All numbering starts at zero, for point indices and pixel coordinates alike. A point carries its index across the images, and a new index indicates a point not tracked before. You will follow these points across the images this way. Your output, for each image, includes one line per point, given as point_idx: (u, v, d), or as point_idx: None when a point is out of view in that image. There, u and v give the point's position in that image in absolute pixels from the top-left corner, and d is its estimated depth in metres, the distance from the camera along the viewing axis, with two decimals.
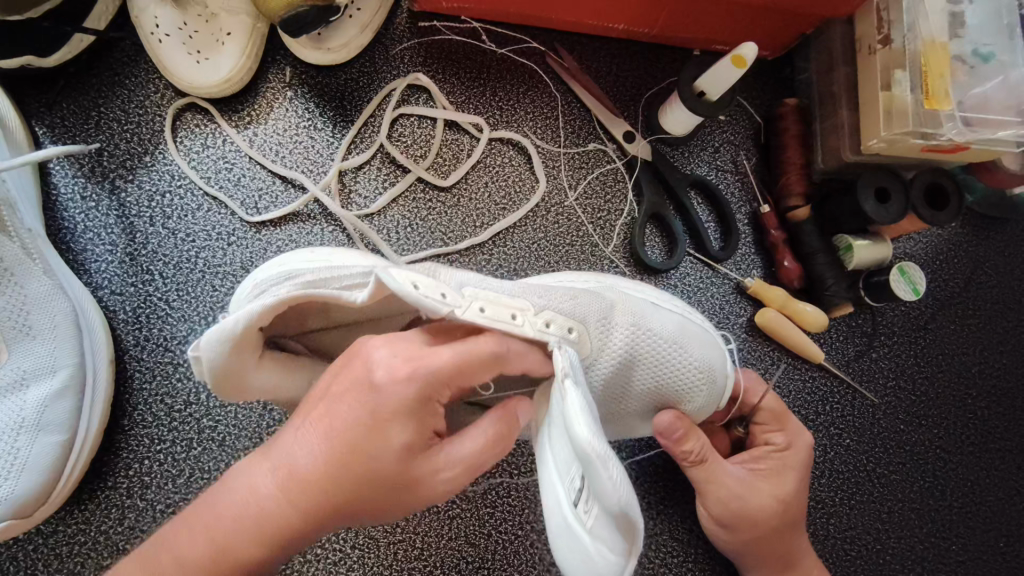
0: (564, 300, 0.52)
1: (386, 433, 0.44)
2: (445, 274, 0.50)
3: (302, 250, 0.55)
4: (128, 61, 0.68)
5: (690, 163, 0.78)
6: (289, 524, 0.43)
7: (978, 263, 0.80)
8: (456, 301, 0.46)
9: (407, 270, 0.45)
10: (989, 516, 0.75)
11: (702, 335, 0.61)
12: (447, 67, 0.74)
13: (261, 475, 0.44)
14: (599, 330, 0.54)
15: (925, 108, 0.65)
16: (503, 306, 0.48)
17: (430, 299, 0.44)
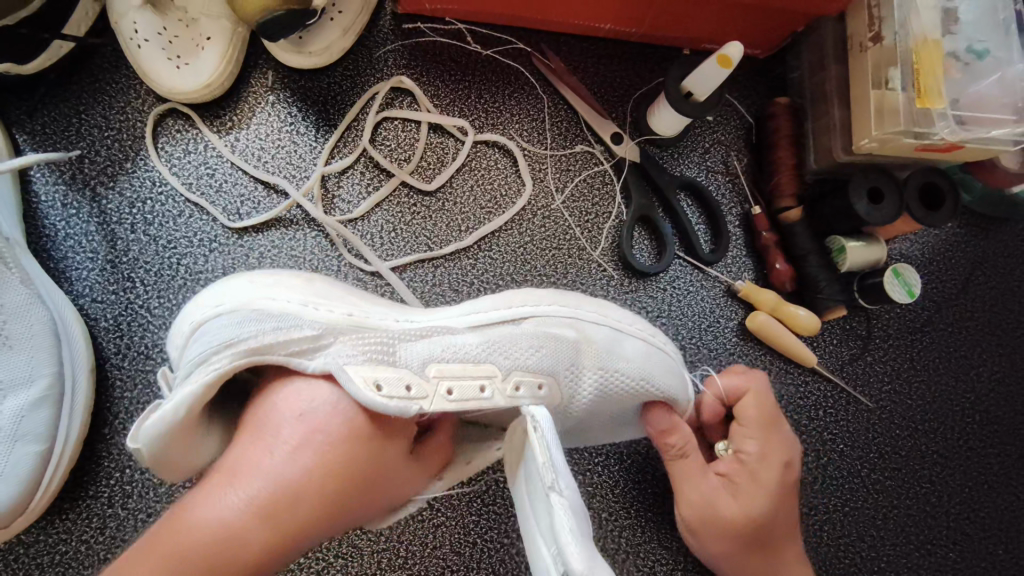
0: (528, 355, 0.54)
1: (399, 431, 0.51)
2: (403, 350, 0.51)
3: (244, 274, 0.53)
4: (110, 67, 0.67)
5: (679, 164, 0.76)
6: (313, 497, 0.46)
7: (976, 264, 0.78)
8: (421, 395, 0.49)
9: (367, 364, 0.49)
10: (989, 523, 0.74)
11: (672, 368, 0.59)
12: (432, 69, 0.73)
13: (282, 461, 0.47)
14: (569, 380, 0.56)
15: (918, 107, 0.63)
16: (468, 382, 0.51)
17: (395, 401, 0.48)
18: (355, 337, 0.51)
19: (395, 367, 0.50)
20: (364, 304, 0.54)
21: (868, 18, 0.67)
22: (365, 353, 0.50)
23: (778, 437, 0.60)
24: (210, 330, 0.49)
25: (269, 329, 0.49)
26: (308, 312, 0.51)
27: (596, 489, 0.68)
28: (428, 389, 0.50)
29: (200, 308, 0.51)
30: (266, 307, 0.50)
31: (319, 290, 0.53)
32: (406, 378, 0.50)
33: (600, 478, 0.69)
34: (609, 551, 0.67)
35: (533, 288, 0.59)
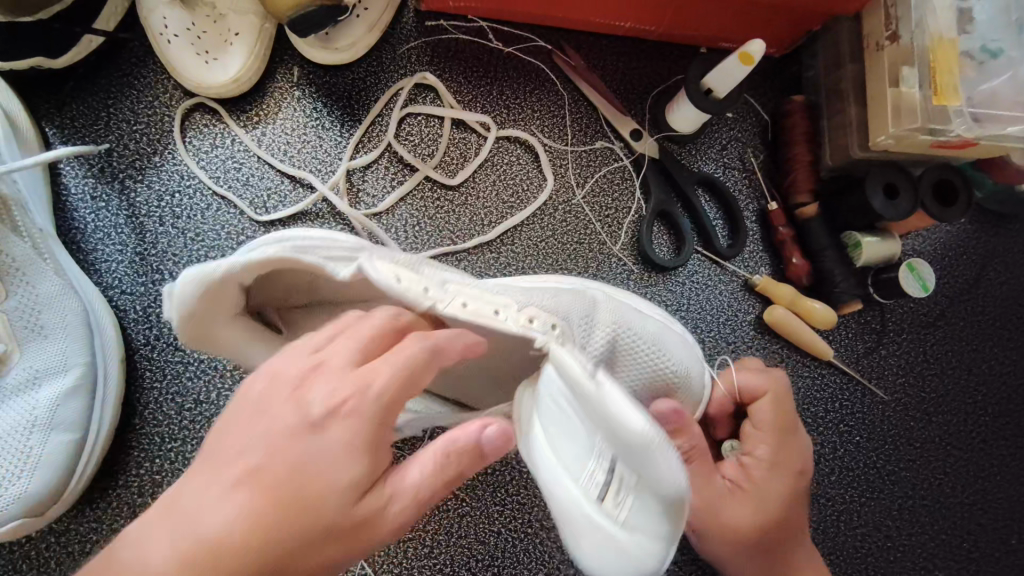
0: (544, 296, 0.51)
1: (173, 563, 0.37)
2: (426, 273, 0.45)
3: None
4: (138, 62, 0.68)
5: (697, 161, 0.78)
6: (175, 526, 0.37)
7: (987, 260, 0.79)
8: (437, 297, 0.44)
9: (392, 261, 0.45)
10: (1002, 514, 0.75)
11: (683, 343, 0.59)
12: (454, 66, 0.74)
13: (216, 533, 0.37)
14: (581, 326, 0.51)
15: (934, 104, 0.65)
16: (488, 299, 0.46)
17: (412, 292, 0.43)
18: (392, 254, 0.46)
19: (417, 271, 0.45)
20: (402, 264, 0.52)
21: (884, 17, 0.69)
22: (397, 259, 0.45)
23: (792, 445, 0.60)
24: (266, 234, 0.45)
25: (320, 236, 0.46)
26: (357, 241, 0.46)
27: None
28: (448, 293, 0.45)
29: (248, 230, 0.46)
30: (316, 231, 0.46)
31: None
32: (428, 283, 0.45)
33: None
34: None
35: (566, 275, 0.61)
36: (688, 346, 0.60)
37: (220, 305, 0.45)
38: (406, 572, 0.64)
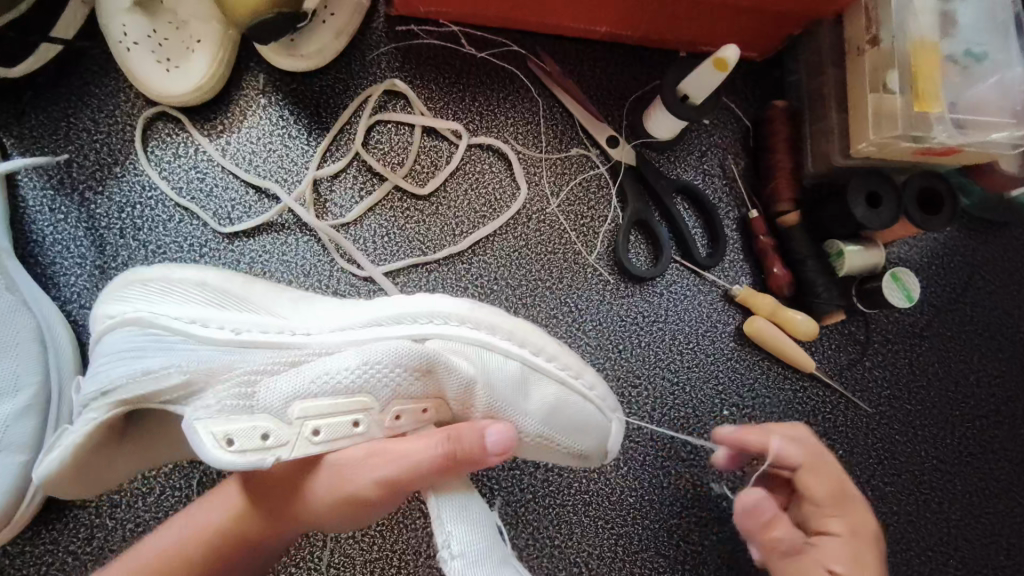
0: (376, 385, 0.50)
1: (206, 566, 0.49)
2: (265, 386, 0.49)
3: (137, 274, 0.51)
4: (98, 71, 0.66)
5: (676, 168, 0.76)
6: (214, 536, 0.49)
7: (975, 268, 0.77)
8: (278, 445, 0.47)
9: (227, 419, 0.46)
10: (990, 530, 0.73)
11: (588, 415, 0.56)
12: (425, 72, 0.72)
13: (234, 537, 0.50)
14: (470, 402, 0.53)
15: (915, 109, 0.63)
16: (337, 421, 0.49)
17: (252, 457, 0.46)
18: (227, 375, 0.49)
19: (252, 415, 0.47)
20: (255, 316, 0.52)
21: (865, 20, 0.67)
22: (223, 404, 0.47)
23: (856, 509, 0.57)
24: (117, 333, 0.49)
25: (159, 348, 0.48)
26: (199, 332, 0.50)
27: (593, 498, 0.67)
28: (292, 433, 0.48)
29: (109, 299, 0.51)
30: (164, 319, 0.49)
31: (210, 297, 0.52)
32: (264, 428, 0.47)
33: (597, 487, 0.67)
34: (605, 560, 0.66)
35: (441, 294, 0.55)
36: (591, 416, 0.56)
37: (85, 468, 0.48)
38: None
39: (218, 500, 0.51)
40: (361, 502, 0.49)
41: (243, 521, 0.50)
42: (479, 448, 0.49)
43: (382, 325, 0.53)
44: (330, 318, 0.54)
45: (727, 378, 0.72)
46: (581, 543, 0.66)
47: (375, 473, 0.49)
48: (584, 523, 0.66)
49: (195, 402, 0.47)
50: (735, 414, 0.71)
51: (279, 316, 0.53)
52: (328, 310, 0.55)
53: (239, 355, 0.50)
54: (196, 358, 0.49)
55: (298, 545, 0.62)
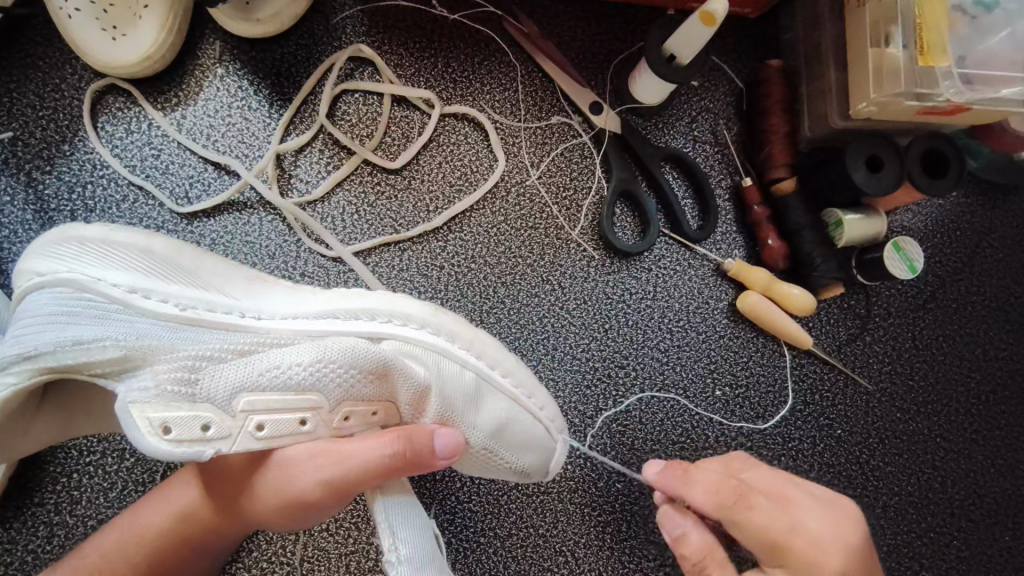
0: (321, 382, 0.49)
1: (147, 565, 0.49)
2: (209, 374, 0.47)
3: (76, 232, 0.48)
4: (42, 41, 0.62)
5: (664, 135, 0.71)
6: (157, 533, 0.49)
7: (982, 236, 0.73)
8: (219, 437, 0.46)
9: (166, 402, 0.45)
10: (995, 509, 0.70)
11: (532, 433, 0.54)
12: (395, 37, 0.68)
13: (179, 535, 0.50)
14: (413, 408, 0.53)
15: (919, 66, 0.58)
16: (285, 417, 0.48)
17: (184, 450, 0.45)
18: (168, 356, 0.47)
19: (194, 405, 0.46)
20: (204, 293, 0.49)
21: None
22: (165, 388, 0.46)
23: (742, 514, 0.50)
24: (46, 294, 0.47)
25: (91, 315, 0.47)
26: (139, 303, 0.48)
27: (578, 485, 0.64)
28: (234, 427, 0.47)
29: (37, 256, 0.48)
30: (101, 286, 0.47)
31: (149, 266, 0.49)
32: (206, 418, 0.46)
33: (583, 472, 0.64)
34: (592, 548, 0.63)
35: (405, 293, 0.53)
36: (538, 437, 0.54)
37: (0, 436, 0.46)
38: None
39: (153, 502, 0.50)
40: (299, 501, 0.48)
41: (180, 526, 0.50)
42: (427, 452, 0.49)
43: (343, 317, 0.51)
44: (286, 304, 0.51)
45: (719, 357, 0.68)
46: (567, 531, 0.63)
47: (318, 474, 0.48)
48: (569, 511, 0.63)
49: (129, 380, 0.46)
50: (727, 394, 0.68)
51: (231, 296, 0.50)
52: (282, 295, 0.52)
53: (183, 334, 0.48)
54: (132, 332, 0.47)
55: (268, 540, 0.59)
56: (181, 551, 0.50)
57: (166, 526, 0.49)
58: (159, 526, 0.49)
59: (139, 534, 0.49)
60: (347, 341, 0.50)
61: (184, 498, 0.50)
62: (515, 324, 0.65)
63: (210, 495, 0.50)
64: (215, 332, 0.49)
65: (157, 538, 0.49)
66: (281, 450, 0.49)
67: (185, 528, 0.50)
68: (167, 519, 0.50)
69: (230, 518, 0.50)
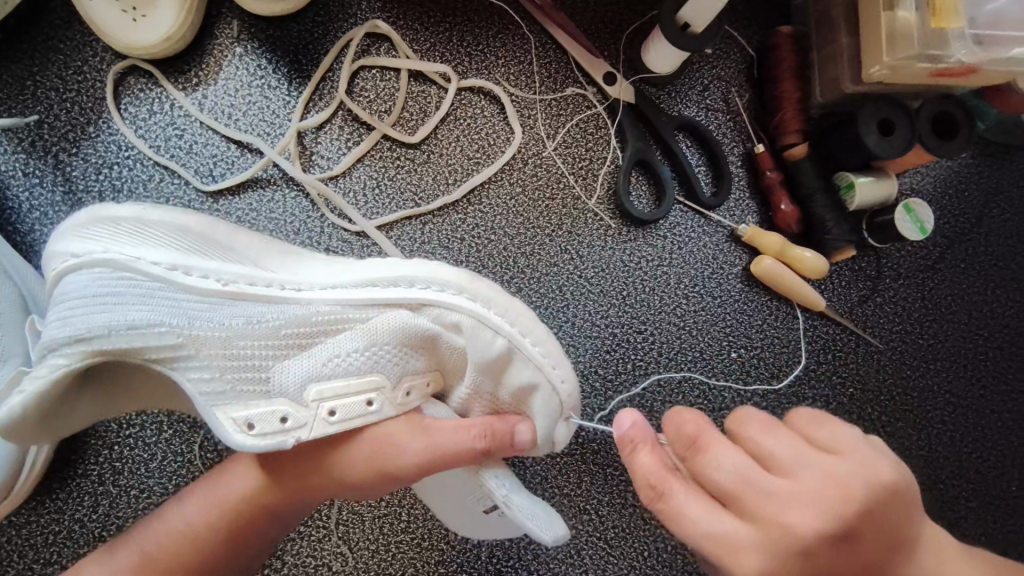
0: (376, 362, 0.51)
1: (227, 533, 0.51)
2: (277, 372, 0.50)
3: (109, 211, 0.49)
4: (62, 24, 0.63)
5: (678, 104, 0.72)
6: (237, 501, 0.52)
7: (991, 197, 0.75)
8: (297, 425, 0.49)
9: (244, 404, 0.49)
10: (1004, 461, 0.72)
11: (553, 405, 0.52)
12: (409, 11, 0.68)
13: (256, 505, 0.52)
14: (455, 373, 0.55)
15: (931, 27, 0.59)
16: (353, 402, 0.50)
17: (271, 441, 0.48)
18: (218, 344, 0.49)
19: (270, 400, 0.49)
20: (244, 267, 0.51)
21: None
22: (236, 387, 0.49)
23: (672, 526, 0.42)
24: (85, 273, 0.48)
25: (135, 294, 0.48)
26: (182, 280, 0.49)
27: (601, 447, 0.66)
28: (308, 416, 0.49)
29: (73, 236, 0.49)
30: (141, 264, 0.48)
31: (186, 242, 0.50)
32: (282, 411, 0.49)
33: (605, 434, 0.66)
34: (616, 507, 0.66)
35: (437, 260, 0.52)
36: (552, 407, 0.52)
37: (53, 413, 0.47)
38: (384, 549, 0.62)
39: (239, 472, 0.52)
40: (391, 475, 0.51)
41: (258, 500, 0.52)
42: (508, 444, 0.51)
43: (381, 288, 0.51)
44: (329, 272, 0.52)
45: (735, 320, 0.70)
46: (591, 492, 0.65)
47: (414, 453, 0.50)
48: (592, 472, 0.66)
49: (181, 369, 0.48)
50: (743, 356, 0.70)
51: (269, 270, 0.51)
52: (319, 265, 0.53)
53: (227, 310, 0.50)
54: (177, 315, 0.48)
55: None
56: (258, 521, 0.52)
57: (245, 496, 0.52)
58: (240, 498, 0.52)
59: (222, 500, 0.52)
60: (392, 317, 0.51)
61: (262, 469, 0.52)
62: (535, 293, 0.67)
63: (288, 471, 0.52)
64: (260, 307, 0.51)
65: (235, 507, 0.52)
66: (374, 429, 0.51)
67: (263, 500, 0.52)
68: (247, 489, 0.52)
69: (305, 493, 0.52)
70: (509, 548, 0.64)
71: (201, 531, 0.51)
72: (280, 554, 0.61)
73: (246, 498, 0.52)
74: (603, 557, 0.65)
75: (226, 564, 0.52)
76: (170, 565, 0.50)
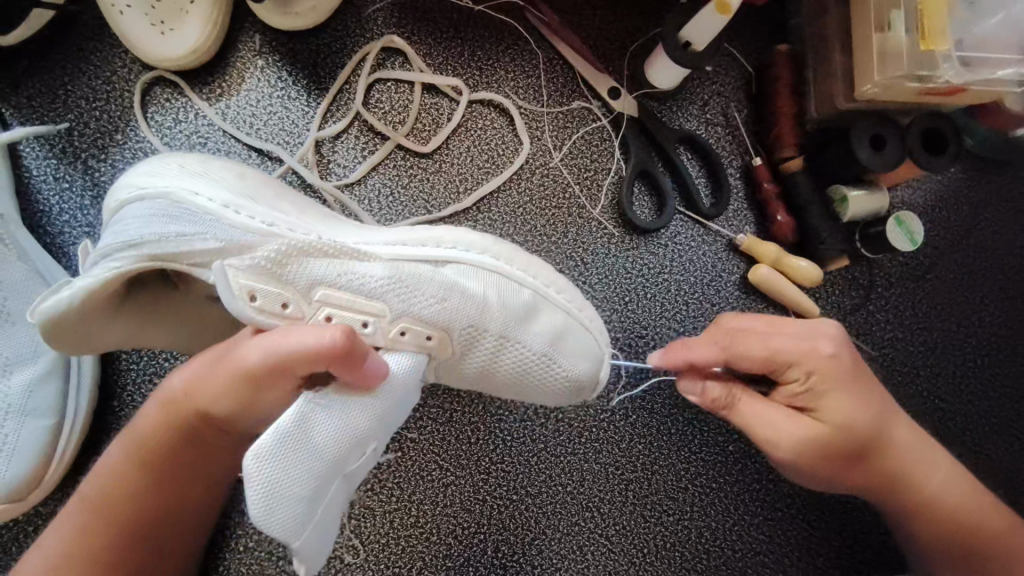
0: (392, 295, 0.52)
1: (151, 464, 0.52)
2: (295, 266, 0.50)
3: (180, 157, 0.54)
4: (93, 37, 0.66)
5: (679, 118, 0.75)
6: (147, 433, 0.52)
7: (980, 210, 0.78)
8: (297, 314, 0.50)
9: (255, 272, 0.49)
10: (992, 465, 0.75)
11: (581, 348, 0.57)
12: (423, 27, 0.72)
13: (162, 432, 0.51)
14: (462, 340, 0.54)
15: (921, 49, 0.63)
16: (353, 314, 0.51)
17: (265, 316, 0.49)
18: (258, 246, 0.50)
19: (281, 284, 0.50)
20: (289, 212, 0.54)
21: None
22: (260, 263, 0.49)
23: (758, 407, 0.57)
24: (143, 202, 0.51)
25: (188, 218, 0.50)
26: (228, 216, 0.51)
27: (603, 445, 0.69)
28: (307, 310, 0.50)
29: (140, 175, 0.53)
30: (199, 199, 0.51)
31: (244, 188, 0.53)
32: (287, 297, 0.49)
33: (607, 434, 0.69)
34: (617, 504, 0.68)
35: (465, 229, 0.58)
36: (589, 349, 0.58)
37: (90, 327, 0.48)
38: (394, 542, 0.64)
39: (146, 403, 0.53)
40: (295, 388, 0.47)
41: (164, 423, 0.51)
42: (363, 364, 0.45)
43: (412, 248, 0.55)
44: (377, 234, 0.56)
45: None
46: (593, 488, 0.68)
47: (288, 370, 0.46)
48: (594, 470, 0.68)
49: (218, 260, 0.49)
50: None
51: (318, 221, 0.55)
52: (357, 230, 0.57)
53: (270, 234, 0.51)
54: (225, 232, 0.50)
55: None
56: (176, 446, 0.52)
57: (151, 426, 0.52)
58: (146, 429, 0.52)
59: (130, 436, 0.52)
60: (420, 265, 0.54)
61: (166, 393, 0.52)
62: None
63: (185, 394, 0.51)
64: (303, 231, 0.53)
65: (147, 440, 0.52)
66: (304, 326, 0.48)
67: (167, 425, 0.51)
68: (153, 418, 0.52)
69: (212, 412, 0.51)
70: (514, 543, 0.66)
71: (123, 471, 0.52)
72: (294, 546, 0.63)
73: (150, 429, 0.52)
74: (604, 552, 0.67)
75: (166, 495, 0.54)
76: (106, 512, 0.51)
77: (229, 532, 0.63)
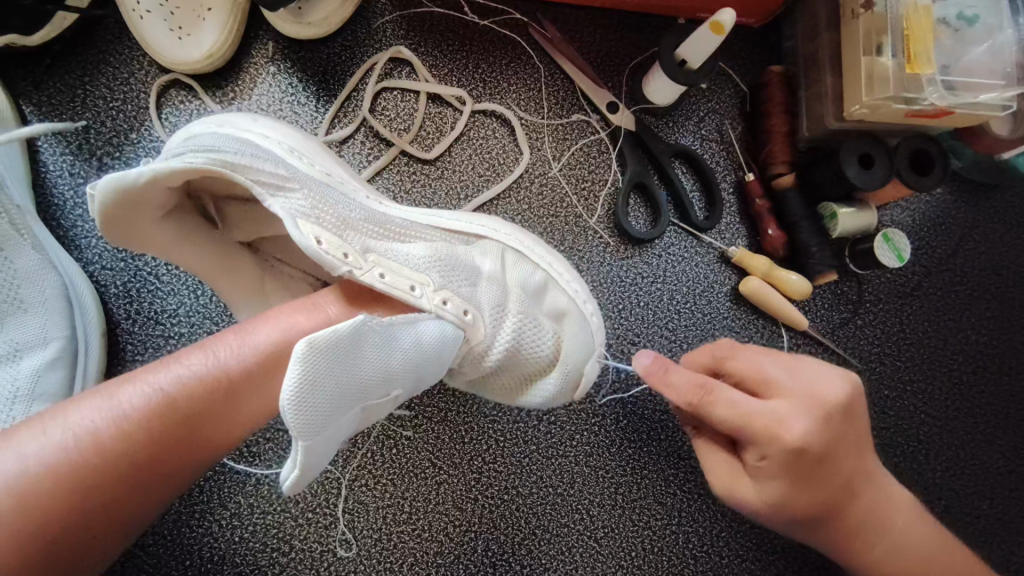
0: (433, 266, 0.54)
1: (110, 464, 0.43)
2: (352, 230, 0.53)
3: (249, 115, 0.59)
4: (113, 40, 0.69)
5: (674, 133, 0.78)
6: (108, 425, 0.43)
7: (966, 231, 0.80)
8: (356, 263, 0.50)
9: (316, 224, 0.51)
10: (976, 481, 0.76)
11: (580, 333, 0.60)
12: (430, 39, 0.74)
13: (130, 424, 0.43)
14: (491, 319, 0.55)
15: (907, 73, 0.65)
16: (403, 276, 0.52)
17: (330, 256, 0.49)
18: (321, 198, 0.53)
19: (341, 237, 0.51)
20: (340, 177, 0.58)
21: None
22: (318, 214, 0.52)
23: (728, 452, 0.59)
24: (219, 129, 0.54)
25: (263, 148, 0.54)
26: (298, 160, 0.55)
27: (593, 449, 0.70)
28: (365, 263, 0.51)
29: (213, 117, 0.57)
30: (271, 141, 0.55)
31: (307, 147, 0.58)
32: (348, 248, 0.50)
33: (597, 437, 0.70)
34: (606, 507, 0.69)
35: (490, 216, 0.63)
36: (586, 331, 0.61)
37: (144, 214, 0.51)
38: (386, 538, 0.66)
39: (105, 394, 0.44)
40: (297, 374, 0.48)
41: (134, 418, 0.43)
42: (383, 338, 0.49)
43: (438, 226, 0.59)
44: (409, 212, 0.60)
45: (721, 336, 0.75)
46: (583, 491, 0.69)
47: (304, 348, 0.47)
48: (585, 472, 0.70)
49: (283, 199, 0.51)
50: None
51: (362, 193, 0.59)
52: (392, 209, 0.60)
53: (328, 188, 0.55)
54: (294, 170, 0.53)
55: (314, 493, 0.65)
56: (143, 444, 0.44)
57: (114, 418, 0.43)
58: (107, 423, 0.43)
59: (84, 430, 0.42)
60: (450, 240, 0.58)
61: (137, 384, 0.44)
62: None
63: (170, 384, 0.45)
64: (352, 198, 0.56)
65: (109, 433, 0.43)
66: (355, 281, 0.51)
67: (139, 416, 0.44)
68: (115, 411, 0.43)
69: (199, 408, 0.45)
70: (502, 542, 0.67)
71: (65, 471, 0.41)
72: (287, 538, 0.64)
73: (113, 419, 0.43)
74: (592, 554, 0.68)
75: (120, 506, 0.44)
76: (43, 517, 0.41)
77: (224, 523, 0.64)
